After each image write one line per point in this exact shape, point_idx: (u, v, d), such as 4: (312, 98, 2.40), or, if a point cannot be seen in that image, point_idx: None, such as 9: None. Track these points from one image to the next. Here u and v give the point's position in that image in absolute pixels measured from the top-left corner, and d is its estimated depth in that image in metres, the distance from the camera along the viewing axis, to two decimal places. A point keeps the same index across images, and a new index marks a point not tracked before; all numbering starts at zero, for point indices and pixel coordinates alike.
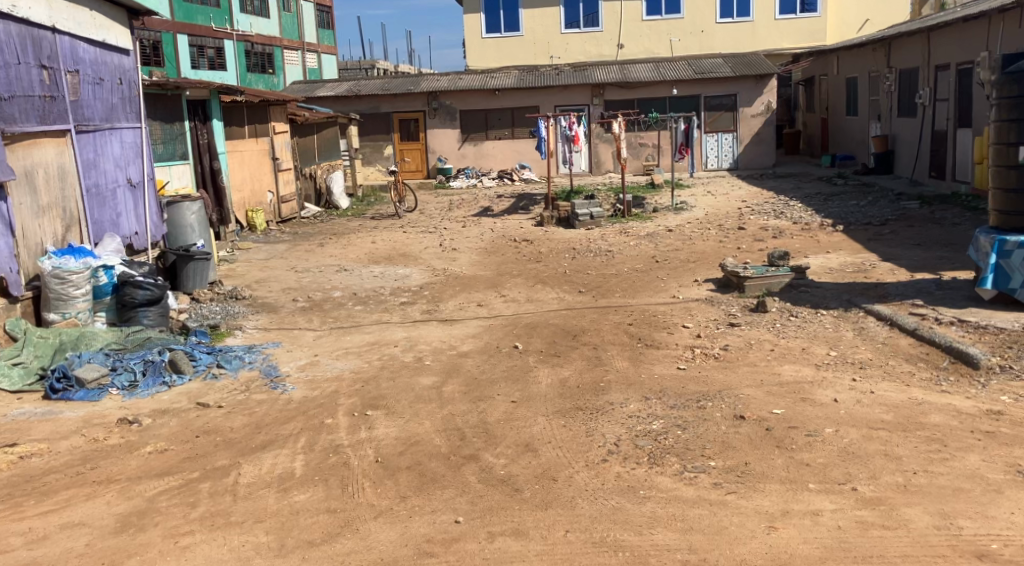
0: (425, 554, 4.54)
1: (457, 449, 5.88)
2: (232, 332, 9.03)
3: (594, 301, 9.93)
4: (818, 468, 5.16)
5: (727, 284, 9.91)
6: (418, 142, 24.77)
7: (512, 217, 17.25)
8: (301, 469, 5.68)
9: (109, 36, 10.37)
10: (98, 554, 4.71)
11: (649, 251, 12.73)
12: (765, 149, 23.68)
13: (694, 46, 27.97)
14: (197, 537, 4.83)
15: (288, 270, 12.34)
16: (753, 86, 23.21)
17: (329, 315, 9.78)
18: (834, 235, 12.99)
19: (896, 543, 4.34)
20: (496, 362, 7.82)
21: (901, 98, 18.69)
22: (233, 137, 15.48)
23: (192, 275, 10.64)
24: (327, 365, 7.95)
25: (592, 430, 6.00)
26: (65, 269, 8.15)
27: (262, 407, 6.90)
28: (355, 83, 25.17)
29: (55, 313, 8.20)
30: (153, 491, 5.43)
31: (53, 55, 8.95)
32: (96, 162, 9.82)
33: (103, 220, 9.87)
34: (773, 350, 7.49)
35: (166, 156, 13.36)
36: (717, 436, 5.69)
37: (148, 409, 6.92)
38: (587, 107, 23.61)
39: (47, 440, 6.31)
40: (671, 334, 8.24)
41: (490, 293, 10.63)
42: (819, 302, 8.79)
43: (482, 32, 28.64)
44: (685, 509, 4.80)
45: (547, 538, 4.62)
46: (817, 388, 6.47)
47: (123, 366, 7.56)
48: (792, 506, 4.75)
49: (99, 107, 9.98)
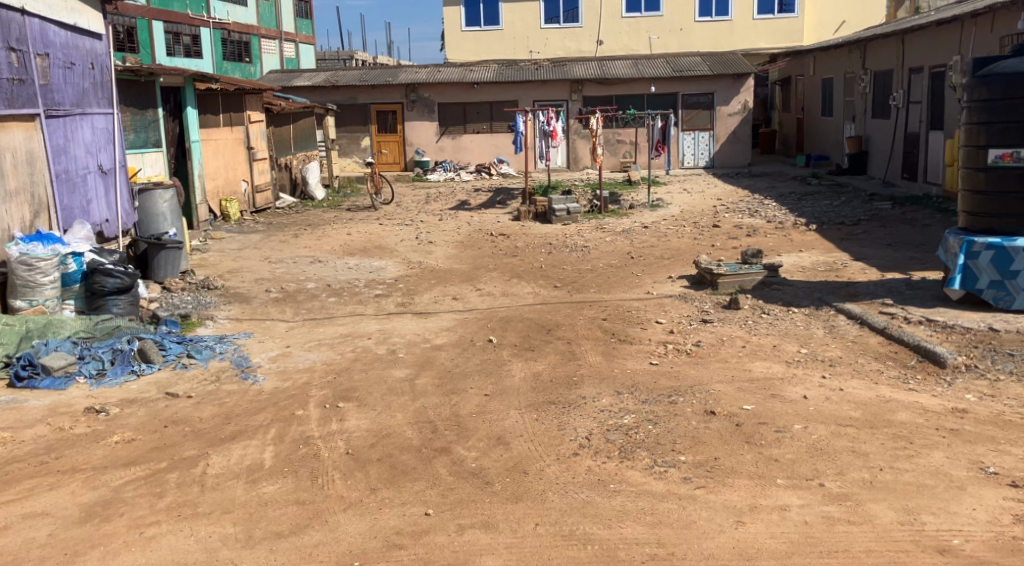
0: (393, 547, 4.53)
1: (428, 442, 5.86)
2: (203, 322, 8.93)
3: (569, 296, 9.94)
4: (787, 464, 5.20)
5: (700, 281, 9.94)
6: (395, 134, 24.64)
7: (489, 211, 17.21)
8: (270, 460, 5.64)
9: (80, 20, 10.19)
10: (62, 544, 4.64)
11: (625, 248, 12.77)
12: (741, 148, 23.82)
13: (673, 45, 28.08)
14: (162, 528, 4.78)
15: (262, 261, 12.24)
16: (730, 85, 23.39)
17: (302, 306, 9.71)
18: (807, 234, 13.10)
19: (861, 538, 4.39)
20: (470, 356, 7.80)
21: (875, 99, 18.86)
22: (208, 126, 15.29)
23: (163, 264, 10.53)
24: (298, 357, 7.87)
25: (564, 425, 6.00)
26: (33, 256, 8.08)
27: (231, 398, 6.84)
28: (332, 73, 24.98)
29: (21, 300, 8.14)
30: (118, 481, 5.36)
31: (23, 38, 8.81)
32: (66, 147, 9.67)
33: (73, 207, 9.73)
34: (744, 347, 7.54)
35: (138, 143, 13.20)
36: (688, 432, 5.71)
37: (115, 398, 6.83)
38: (564, 103, 23.69)
39: (11, 429, 6.21)
40: (644, 330, 8.28)
41: (465, 286, 10.61)
42: (791, 300, 8.85)
43: (461, 26, 28.55)
44: (655, 503, 4.82)
45: (517, 532, 4.61)
46: (787, 384, 6.52)
47: (91, 354, 7.46)
48: (759, 501, 4.78)
49: (69, 92, 9.82)
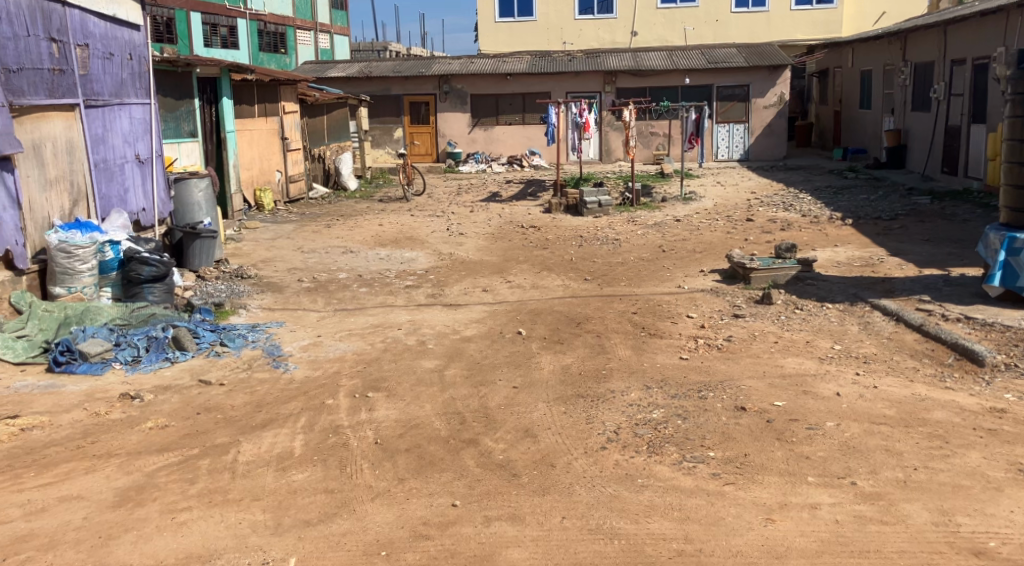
0: (420, 537, 4.54)
1: (456, 434, 5.87)
2: (236, 311, 9.01)
3: (599, 289, 9.89)
4: (818, 461, 5.13)
5: (732, 275, 9.85)
6: (428, 126, 24.69)
7: (520, 203, 17.18)
8: (300, 449, 5.68)
9: (119, 11, 10.29)
10: (96, 528, 4.72)
11: (656, 241, 12.68)
12: (777, 141, 23.53)
13: (708, 36, 27.81)
14: (194, 513, 4.84)
15: (294, 251, 12.33)
16: (766, 77, 23.12)
17: (333, 296, 9.77)
18: (842, 229, 12.91)
19: (893, 539, 4.32)
20: (499, 348, 7.80)
21: (915, 91, 18.53)
22: (243, 116, 15.42)
23: (198, 253, 10.65)
24: (329, 347, 7.93)
25: (592, 418, 5.98)
26: (72, 243, 8.21)
27: (263, 386, 6.91)
28: (367, 64, 25.06)
29: (61, 287, 8.28)
30: (152, 467, 5.44)
31: (63, 29, 8.94)
32: (105, 137, 9.80)
33: (111, 196, 9.87)
34: (777, 342, 7.45)
35: (174, 133, 13.33)
36: (718, 427, 5.67)
37: (150, 385, 6.93)
38: (598, 95, 23.52)
39: (48, 413, 6.33)
40: (675, 324, 8.21)
41: (495, 278, 10.60)
42: (825, 295, 8.72)
43: (495, 17, 28.48)
44: (683, 499, 4.79)
45: (543, 525, 4.60)
46: (819, 381, 6.43)
47: (127, 341, 7.58)
48: (790, 499, 4.72)
49: (108, 82, 9.95)
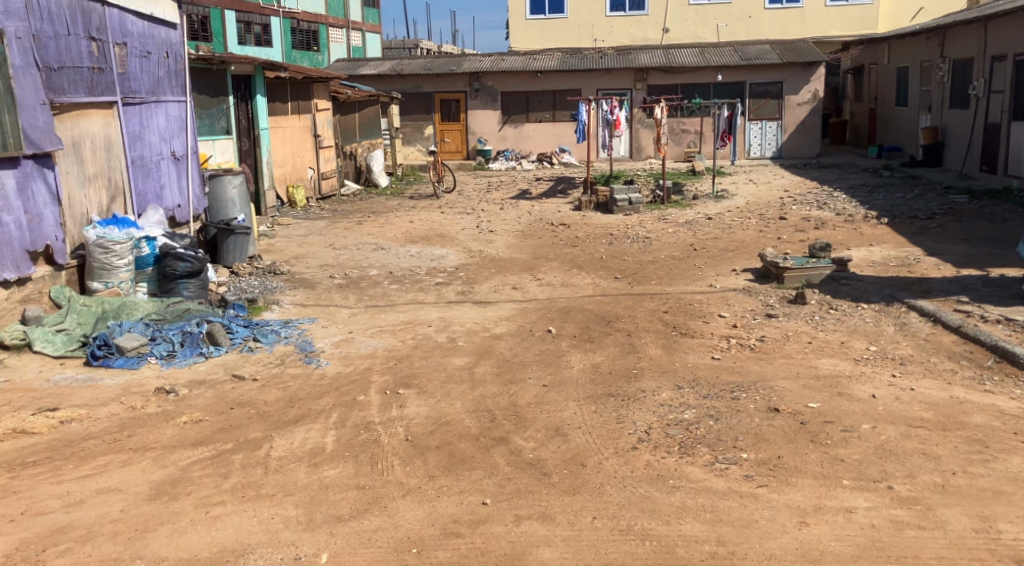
0: (451, 535, 4.55)
1: (486, 431, 5.87)
2: (269, 306, 9.09)
3: (630, 288, 9.84)
4: (854, 465, 5.07)
5: (765, 275, 9.75)
6: (458, 123, 24.72)
7: (550, 200, 17.14)
8: (332, 445, 5.72)
9: (156, 9, 10.41)
10: (132, 520, 4.78)
11: (688, 239, 12.59)
12: (810, 139, 23.26)
13: (741, 32, 27.56)
14: (227, 508, 4.89)
15: (326, 247, 12.40)
16: (800, 74, 22.86)
17: (364, 293, 9.82)
18: (878, 228, 12.73)
19: (931, 545, 4.25)
20: (529, 346, 7.78)
21: (954, 88, 18.22)
22: (276, 114, 15.55)
23: (232, 249, 10.74)
24: (360, 343, 7.96)
25: (623, 418, 5.95)
26: (109, 239, 8.34)
27: (295, 381, 6.97)
28: (398, 62, 25.15)
29: (98, 282, 8.41)
30: (186, 461, 5.51)
31: (102, 28, 9.07)
32: (142, 134, 9.93)
33: (147, 192, 10.00)
34: (811, 343, 7.36)
35: (209, 130, 13.47)
36: (751, 429, 5.61)
37: (184, 379, 7.02)
38: (629, 92, 23.43)
39: (86, 406, 6.43)
40: (707, 323, 8.15)
41: (525, 276, 10.59)
42: (860, 295, 8.61)
43: (526, 14, 28.45)
44: (715, 501, 4.75)
45: (573, 525, 4.59)
46: (855, 383, 6.34)
47: (162, 336, 7.67)
48: (824, 502, 4.67)
49: (145, 80, 10.08)
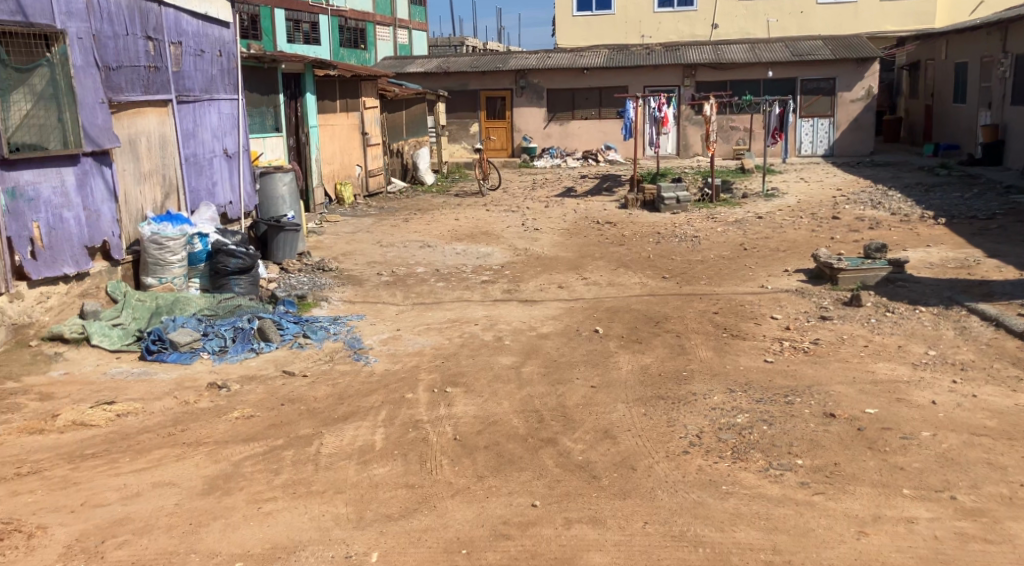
0: (500, 537, 4.53)
1: (535, 432, 5.84)
2: (318, 303, 9.17)
3: (678, 287, 9.72)
4: (914, 473, 4.93)
5: (818, 276, 9.57)
6: (504, 120, 24.71)
7: (596, 198, 17.03)
8: (381, 442, 5.74)
9: (210, 9, 10.55)
10: (186, 515, 4.84)
11: (737, 239, 12.41)
12: (863, 136, 22.79)
13: (792, 28, 27.10)
14: (279, 504, 4.93)
15: (374, 244, 12.47)
16: (853, 70, 22.42)
17: (411, 290, 9.85)
18: (935, 228, 12.41)
19: (998, 559, 4.12)
20: (576, 346, 7.73)
21: (1015, 84, 17.71)
22: (325, 112, 15.69)
23: (281, 246, 10.86)
24: (408, 341, 7.98)
25: (674, 421, 5.87)
26: (164, 235, 8.47)
27: (344, 378, 7.01)
28: (445, 59, 25.22)
29: (152, 278, 8.56)
30: (238, 456, 5.57)
31: (159, 28, 9.23)
32: (195, 132, 10.07)
33: (200, 189, 10.15)
34: (866, 347, 7.20)
35: (260, 128, 13.63)
36: (806, 434, 5.50)
37: (236, 374, 7.11)
38: (677, 89, 23.18)
39: (141, 400, 6.54)
40: (758, 325, 8.02)
41: (571, 275, 10.53)
42: (917, 297, 8.39)
43: (573, 10, 28.32)
44: (770, 507, 4.66)
45: (624, 529, 4.54)
46: (914, 389, 6.18)
47: (214, 332, 7.78)
48: (884, 512, 4.55)
49: (199, 79, 10.23)
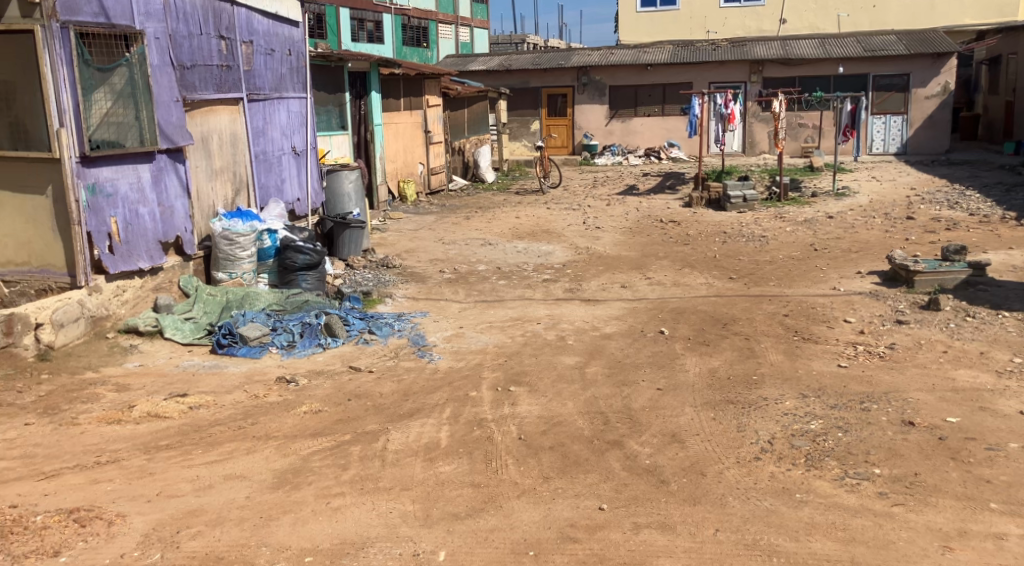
0: (568, 540, 4.48)
1: (600, 434, 5.78)
2: (383, 299, 9.23)
3: (745, 289, 9.54)
4: (1001, 487, 4.73)
5: (893, 278, 9.28)
6: (565, 118, 24.62)
7: (659, 197, 16.84)
8: (446, 440, 5.74)
9: (281, 9, 10.70)
10: (257, 507, 4.91)
11: (807, 239, 12.13)
12: (938, 134, 22.09)
13: (864, 22, 26.39)
14: (347, 500, 4.96)
15: (437, 242, 12.53)
16: (929, 66, 21.74)
17: (474, 288, 9.86)
18: (1016, 230, 11.95)
19: None
20: (641, 347, 7.64)
21: None
22: (389, 110, 15.82)
23: (347, 243, 10.98)
24: (471, 338, 7.98)
25: (744, 426, 5.75)
26: (234, 231, 8.64)
27: (409, 375, 7.04)
28: (507, 57, 25.22)
29: (223, 272, 8.73)
30: (307, 451, 5.63)
31: (231, 27, 9.40)
32: (265, 130, 10.24)
33: (268, 186, 10.32)
34: (945, 352, 6.94)
35: (326, 126, 13.80)
36: (883, 443, 5.32)
37: (304, 369, 7.20)
38: (743, 85, 22.75)
39: (212, 393, 6.66)
40: (830, 328, 7.80)
41: (634, 274, 10.41)
42: (999, 302, 8.07)
43: (636, 7, 28.06)
44: (847, 518, 4.52)
45: (696, 536, 4.45)
46: (998, 397, 5.94)
47: (283, 327, 7.89)
48: (969, 526, 4.37)
49: (269, 77, 10.39)
